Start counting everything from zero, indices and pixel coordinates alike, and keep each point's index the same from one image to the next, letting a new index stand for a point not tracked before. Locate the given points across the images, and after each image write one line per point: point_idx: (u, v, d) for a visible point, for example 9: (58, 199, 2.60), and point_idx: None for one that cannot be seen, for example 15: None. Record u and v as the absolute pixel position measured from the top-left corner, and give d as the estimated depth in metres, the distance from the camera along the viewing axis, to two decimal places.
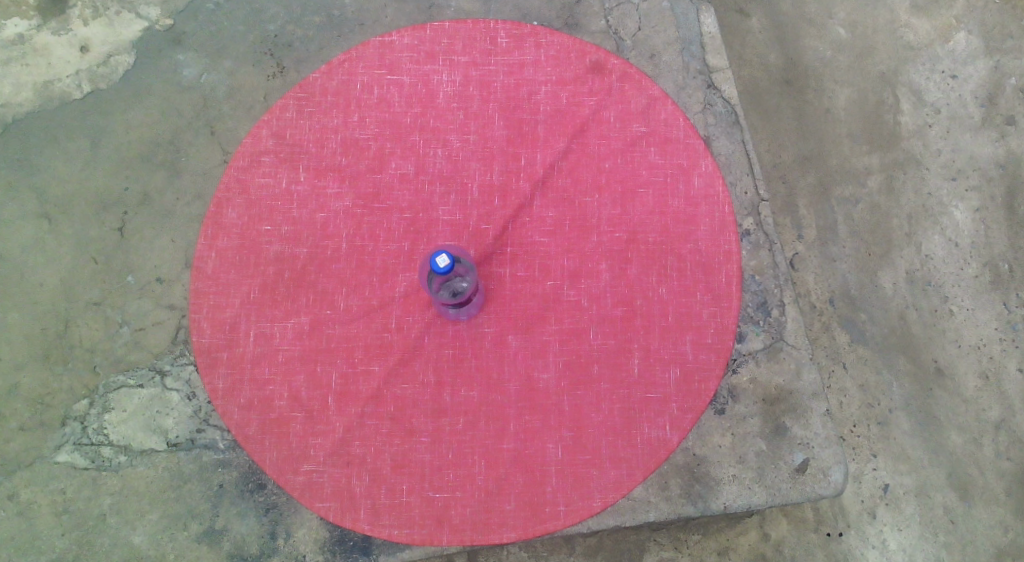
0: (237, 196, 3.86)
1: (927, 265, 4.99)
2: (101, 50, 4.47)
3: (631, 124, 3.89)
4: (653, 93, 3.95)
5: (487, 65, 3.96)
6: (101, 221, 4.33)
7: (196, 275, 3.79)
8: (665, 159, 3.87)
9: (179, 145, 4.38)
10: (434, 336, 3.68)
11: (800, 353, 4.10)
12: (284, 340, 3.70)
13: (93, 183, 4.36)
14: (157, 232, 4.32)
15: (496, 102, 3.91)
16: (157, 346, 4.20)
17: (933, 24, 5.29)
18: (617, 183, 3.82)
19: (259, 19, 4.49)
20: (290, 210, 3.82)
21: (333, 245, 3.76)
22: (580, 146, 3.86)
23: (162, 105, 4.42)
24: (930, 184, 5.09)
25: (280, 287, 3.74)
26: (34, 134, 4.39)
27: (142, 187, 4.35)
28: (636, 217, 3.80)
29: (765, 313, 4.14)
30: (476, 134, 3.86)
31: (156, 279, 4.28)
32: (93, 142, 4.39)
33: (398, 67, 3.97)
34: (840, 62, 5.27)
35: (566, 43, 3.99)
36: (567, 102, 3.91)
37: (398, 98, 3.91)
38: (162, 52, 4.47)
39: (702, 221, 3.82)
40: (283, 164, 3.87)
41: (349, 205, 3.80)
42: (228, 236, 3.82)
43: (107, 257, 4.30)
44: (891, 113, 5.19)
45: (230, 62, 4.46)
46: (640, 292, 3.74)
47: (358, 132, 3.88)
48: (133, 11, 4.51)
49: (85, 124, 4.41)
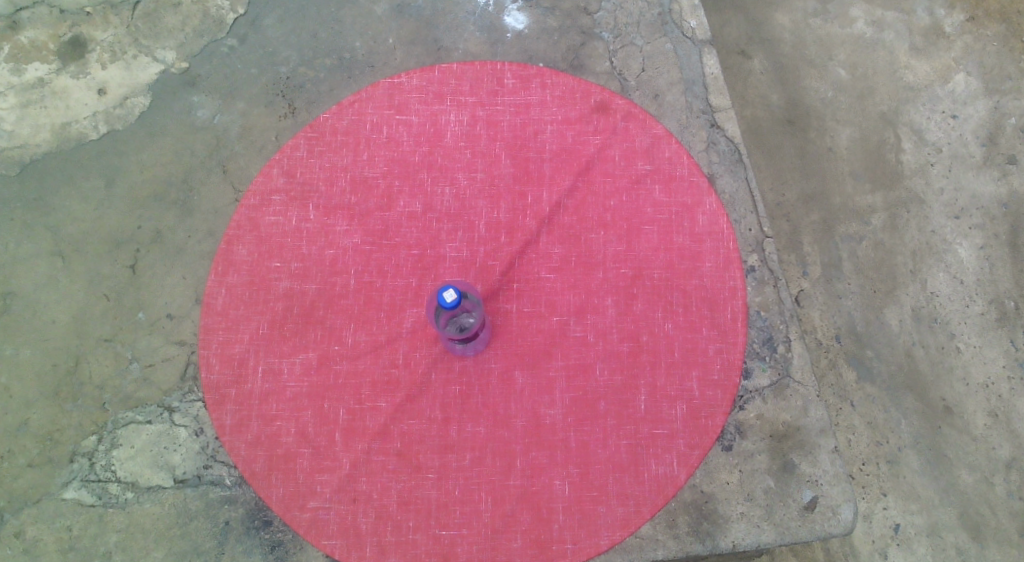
0: (248, 233, 3.91)
1: (932, 302, 5.00)
2: (118, 92, 4.56)
3: (635, 163, 3.96)
4: (656, 133, 4.02)
5: (494, 105, 4.04)
6: (114, 258, 4.38)
7: (206, 312, 3.82)
8: (669, 197, 3.92)
9: (191, 184, 4.44)
10: (441, 372, 3.69)
11: (806, 390, 4.08)
12: (292, 375, 3.72)
13: (107, 222, 4.42)
14: (168, 268, 4.36)
15: (503, 140, 3.98)
16: (166, 383, 4.21)
17: (932, 65, 5.37)
18: (622, 220, 3.87)
19: (272, 62, 4.58)
20: (299, 247, 3.87)
21: (341, 281, 3.80)
22: (585, 183, 3.91)
23: (176, 145, 4.49)
24: (933, 222, 5.12)
25: (288, 323, 3.77)
26: (51, 175, 4.47)
27: (154, 225, 4.41)
28: (641, 254, 3.83)
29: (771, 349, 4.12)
30: (483, 173, 3.93)
31: (167, 315, 4.31)
32: (108, 181, 4.46)
33: (407, 107, 4.06)
34: (842, 102, 5.34)
35: (571, 84, 4.08)
36: (573, 141, 3.98)
37: (407, 138, 3.99)
38: (178, 94, 4.55)
39: (707, 257, 3.86)
40: (293, 203, 3.93)
41: (358, 242, 3.84)
42: (238, 272, 3.87)
43: (118, 294, 4.34)
44: (894, 152, 5.25)
45: (243, 103, 4.53)
46: (646, 328, 3.76)
47: (367, 171, 3.95)
48: (150, 55, 4.60)
49: (101, 164, 4.48)
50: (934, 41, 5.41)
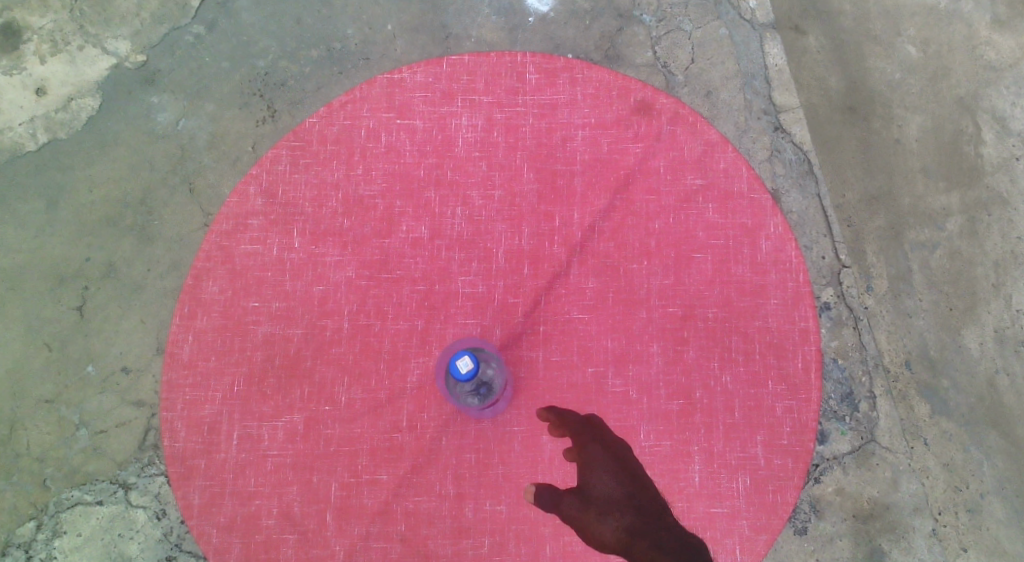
0: (219, 266, 3.25)
1: (1018, 322, 4.33)
2: (60, 92, 3.82)
3: (684, 176, 3.31)
4: (710, 138, 3.35)
5: (514, 106, 3.35)
6: (58, 299, 3.72)
7: (169, 364, 3.19)
8: (727, 218, 3.28)
9: (151, 206, 3.76)
10: (452, 438, 3.09)
11: (895, 459, 4.14)
12: (273, 443, 3.11)
13: (49, 253, 3.75)
14: (124, 310, 3.71)
15: (524, 150, 3.31)
16: (120, 453, 3.63)
17: (1018, 40, 4.58)
18: (669, 247, 3.24)
19: (248, 53, 3.85)
20: (281, 282, 3.23)
21: (332, 324, 3.18)
22: (624, 202, 3.27)
23: (132, 157, 3.79)
24: (1020, 227, 4.40)
25: (268, 378, 3.16)
26: None
27: (106, 257, 3.74)
28: (693, 288, 3.21)
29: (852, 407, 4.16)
30: (502, 189, 3.27)
31: (122, 369, 3.68)
32: (50, 202, 3.77)
33: (409, 108, 3.36)
34: (911, 86, 4.53)
35: (606, 79, 3.38)
36: (609, 149, 3.32)
37: (410, 147, 3.31)
38: (133, 95, 3.83)
39: (772, 292, 3.23)
40: (274, 227, 3.27)
41: (352, 276, 3.21)
42: (208, 315, 3.22)
43: (63, 342, 3.70)
44: (972, 144, 4.49)
45: (213, 104, 3.83)
46: (700, 381, 3.15)
47: (363, 188, 3.28)
48: (98, 46, 3.85)
49: (40, 181, 3.78)
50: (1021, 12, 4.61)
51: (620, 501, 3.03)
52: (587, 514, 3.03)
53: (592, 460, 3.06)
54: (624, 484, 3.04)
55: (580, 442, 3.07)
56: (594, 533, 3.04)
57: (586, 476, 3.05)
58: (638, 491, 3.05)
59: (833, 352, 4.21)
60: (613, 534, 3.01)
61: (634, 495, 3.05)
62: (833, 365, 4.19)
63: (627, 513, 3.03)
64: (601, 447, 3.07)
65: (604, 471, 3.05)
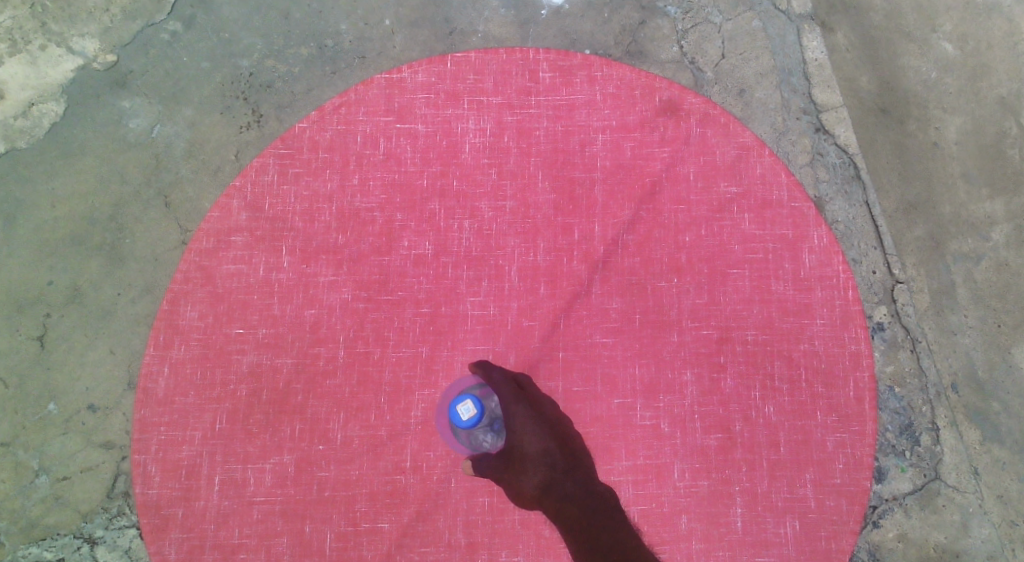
0: (199, 288, 2.92)
1: None
2: (20, 97, 3.35)
3: (717, 183, 2.97)
4: (744, 141, 3.01)
5: (527, 107, 3.01)
6: (14, 328, 3.19)
7: (143, 400, 2.85)
8: (765, 230, 2.95)
9: (121, 222, 3.28)
10: (462, 479, 2.78)
11: (965, 498, 3.43)
12: (260, 488, 2.79)
13: (1, 277, 3.23)
14: (89, 340, 3.20)
15: (539, 155, 2.97)
16: (86, 502, 3.11)
17: None
18: (702, 262, 2.91)
19: (230, 52, 3.42)
20: (269, 306, 2.90)
21: (326, 352, 2.86)
22: (651, 213, 2.94)
23: (101, 169, 3.32)
24: None
25: (255, 414, 2.84)
26: None
27: (70, 279, 3.24)
28: (729, 308, 2.89)
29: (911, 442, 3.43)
30: (515, 200, 2.93)
31: (88, 408, 3.16)
32: (4, 220, 3.27)
33: (410, 111, 3.02)
34: None
35: (628, 77, 3.05)
36: (632, 155, 2.98)
37: (411, 154, 2.97)
38: (101, 99, 3.37)
39: (817, 312, 2.91)
40: (261, 245, 2.94)
41: (348, 298, 2.89)
42: (186, 344, 2.89)
43: (20, 379, 3.16)
44: None
45: (191, 109, 3.38)
46: (739, 413, 2.83)
47: (359, 200, 2.95)
48: (62, 45, 3.39)
49: None
50: None
51: (538, 458, 2.74)
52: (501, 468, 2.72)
53: (513, 411, 2.75)
54: (543, 438, 2.75)
55: (505, 399, 2.75)
56: (512, 490, 2.73)
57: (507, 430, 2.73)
58: (555, 448, 2.75)
59: (889, 379, 3.46)
60: (525, 485, 2.72)
61: (552, 453, 2.75)
62: (888, 393, 3.45)
63: (540, 470, 2.73)
64: (526, 404, 2.77)
65: (528, 428, 2.75)
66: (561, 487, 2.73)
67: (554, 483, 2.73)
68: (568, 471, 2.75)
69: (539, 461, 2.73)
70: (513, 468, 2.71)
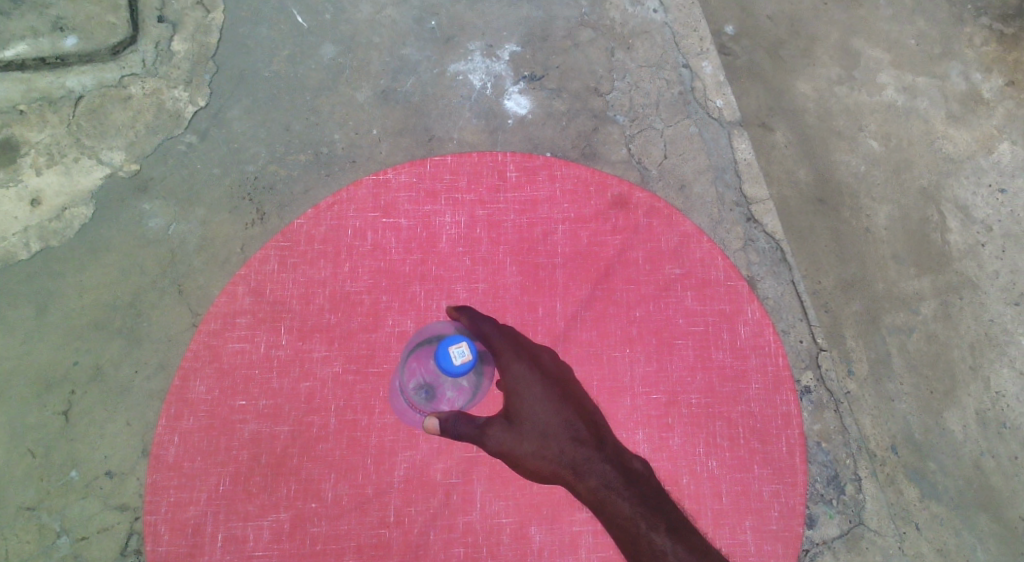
0: (207, 365, 3.29)
1: (999, 404, 4.39)
2: (55, 202, 3.91)
3: (662, 266, 3.41)
4: (685, 229, 3.47)
5: (496, 202, 3.45)
6: (43, 404, 3.72)
7: (154, 466, 3.20)
8: (705, 305, 3.37)
9: (140, 308, 3.83)
10: (441, 530, 3.15)
11: (885, 541, 4.14)
12: (259, 544, 3.14)
13: (35, 358, 3.76)
14: (108, 413, 3.73)
15: (506, 244, 3.40)
16: (102, 558, 3.61)
17: (972, 134, 4.67)
18: (650, 334, 3.33)
19: (238, 159, 4.02)
20: (268, 379, 3.27)
21: (319, 421, 3.23)
22: (605, 292, 3.36)
23: (123, 262, 3.87)
24: (990, 309, 4.49)
25: (255, 477, 3.19)
26: None
27: (93, 360, 3.77)
28: (675, 375, 3.30)
29: (837, 490, 4.14)
30: (486, 282, 3.36)
31: (106, 473, 3.68)
32: (39, 309, 3.81)
33: (394, 207, 3.45)
34: (876, 177, 4.61)
35: (584, 175, 3.50)
36: (588, 242, 3.42)
37: (395, 244, 3.39)
38: (125, 202, 3.94)
39: (752, 377, 3.32)
40: (262, 325, 3.32)
41: (339, 371, 3.27)
42: (194, 415, 3.24)
43: (46, 448, 3.68)
44: (938, 231, 4.57)
45: (203, 209, 3.96)
46: (686, 468, 3.23)
47: (349, 285, 3.36)
48: (93, 157, 3.97)
49: (31, 289, 3.83)
50: (973, 108, 4.70)
51: (563, 428, 3.04)
52: (522, 443, 3.03)
53: (528, 388, 3.08)
54: (567, 411, 3.07)
55: (529, 377, 3.09)
56: (542, 457, 3.02)
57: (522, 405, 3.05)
58: (578, 419, 3.07)
59: (817, 435, 4.19)
60: (551, 456, 3.02)
61: (576, 424, 3.06)
62: (816, 448, 4.18)
63: (566, 439, 3.03)
64: (546, 378, 3.11)
65: (552, 402, 3.07)
66: (587, 461, 3.03)
67: (579, 457, 3.03)
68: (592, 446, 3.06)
69: (560, 433, 3.04)
70: (536, 442, 3.03)
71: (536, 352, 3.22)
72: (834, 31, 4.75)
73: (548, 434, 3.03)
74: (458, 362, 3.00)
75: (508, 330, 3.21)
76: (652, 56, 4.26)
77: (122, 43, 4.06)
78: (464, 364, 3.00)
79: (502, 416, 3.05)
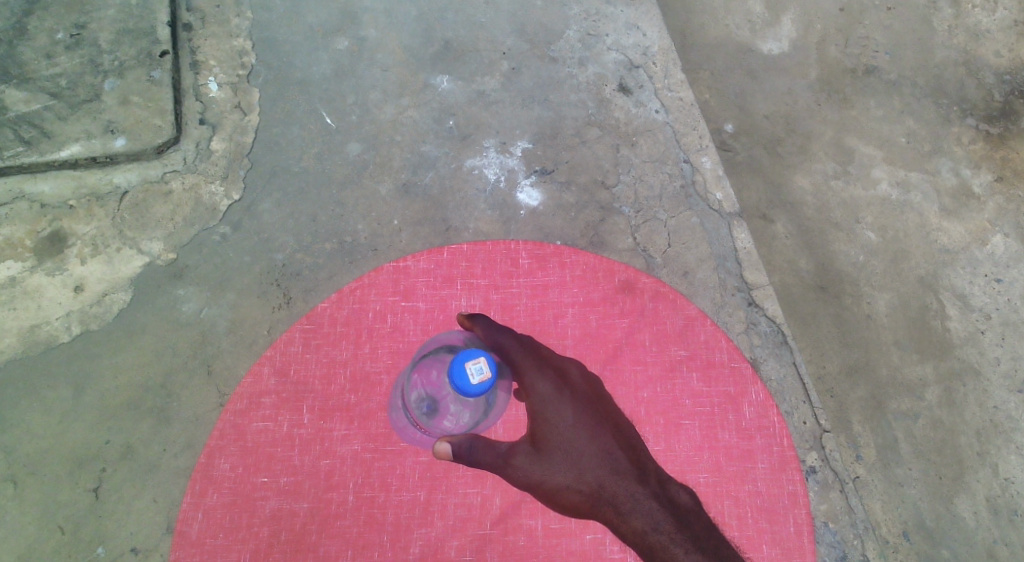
0: (231, 443, 3.42)
1: (1008, 491, 4.45)
2: (96, 288, 4.17)
3: (668, 348, 3.56)
4: (689, 313, 3.63)
5: (509, 287, 3.62)
6: (74, 481, 3.94)
7: (178, 542, 3.31)
8: (710, 386, 3.51)
9: (170, 389, 4.07)
10: None
11: None
12: None
13: (70, 436, 3.99)
14: (137, 489, 3.94)
15: (519, 326, 3.56)
16: None
17: (966, 227, 4.87)
18: (658, 414, 3.46)
19: (266, 249, 4.28)
20: (290, 457, 3.40)
21: (337, 497, 3.35)
22: (614, 373, 3.50)
23: (156, 344, 4.12)
24: (995, 396, 4.59)
25: (275, 553, 3.31)
26: (12, 386, 4.03)
27: (124, 439, 4.00)
28: (682, 454, 3.42)
29: None
30: None
31: (131, 549, 3.88)
32: (76, 390, 4.04)
33: (413, 291, 3.61)
34: (875, 266, 4.79)
35: (592, 262, 3.67)
36: (597, 325, 3.57)
37: (413, 326, 3.55)
38: (161, 287, 4.20)
39: (758, 457, 3.44)
40: (285, 405, 3.46)
41: (358, 449, 3.40)
42: (218, 491, 3.37)
43: (75, 524, 3.89)
44: (938, 319, 4.71)
45: (233, 294, 4.21)
46: None
47: (369, 365, 3.50)
48: (134, 247, 4.24)
49: (68, 371, 4.07)
50: (965, 202, 4.91)
51: (599, 459, 3.15)
52: (553, 472, 3.15)
53: (559, 416, 3.19)
54: (604, 442, 3.18)
55: (563, 405, 3.20)
56: (577, 487, 3.14)
57: (550, 432, 3.17)
58: (616, 448, 3.18)
59: (823, 516, 4.09)
60: (584, 487, 3.13)
61: (615, 453, 3.17)
62: (824, 528, 4.08)
63: (603, 469, 3.14)
64: (580, 406, 3.22)
65: (586, 431, 3.18)
66: (619, 487, 3.12)
67: (611, 483, 3.12)
68: (625, 471, 3.14)
69: (595, 463, 3.15)
70: (567, 472, 3.15)
71: (565, 369, 3.30)
72: (827, 130, 5.02)
73: (580, 462, 3.15)
74: (477, 384, 3.06)
75: (529, 342, 3.31)
76: (655, 152, 4.53)
77: (167, 143, 4.36)
78: (483, 386, 3.06)
79: (529, 444, 3.19)
